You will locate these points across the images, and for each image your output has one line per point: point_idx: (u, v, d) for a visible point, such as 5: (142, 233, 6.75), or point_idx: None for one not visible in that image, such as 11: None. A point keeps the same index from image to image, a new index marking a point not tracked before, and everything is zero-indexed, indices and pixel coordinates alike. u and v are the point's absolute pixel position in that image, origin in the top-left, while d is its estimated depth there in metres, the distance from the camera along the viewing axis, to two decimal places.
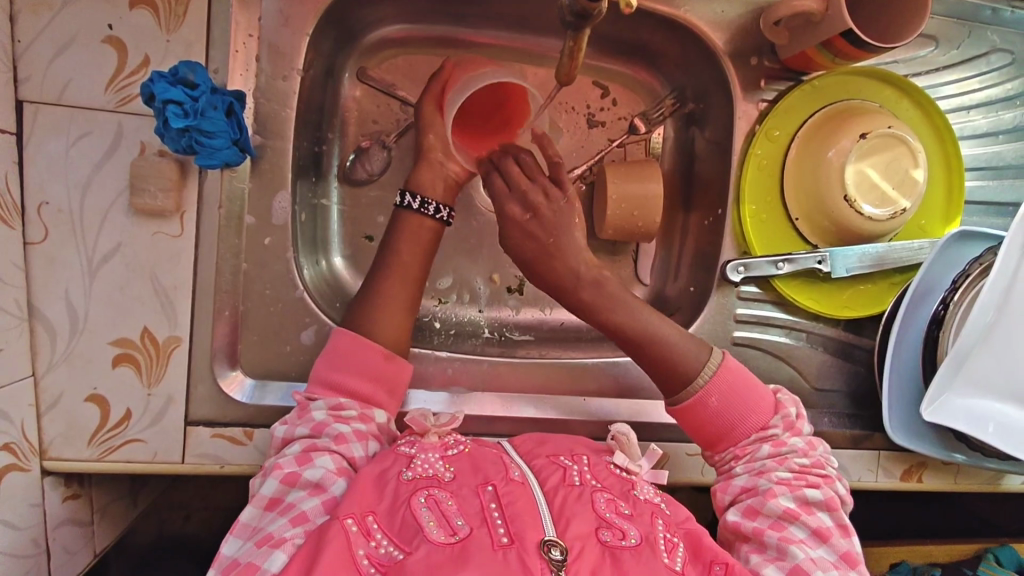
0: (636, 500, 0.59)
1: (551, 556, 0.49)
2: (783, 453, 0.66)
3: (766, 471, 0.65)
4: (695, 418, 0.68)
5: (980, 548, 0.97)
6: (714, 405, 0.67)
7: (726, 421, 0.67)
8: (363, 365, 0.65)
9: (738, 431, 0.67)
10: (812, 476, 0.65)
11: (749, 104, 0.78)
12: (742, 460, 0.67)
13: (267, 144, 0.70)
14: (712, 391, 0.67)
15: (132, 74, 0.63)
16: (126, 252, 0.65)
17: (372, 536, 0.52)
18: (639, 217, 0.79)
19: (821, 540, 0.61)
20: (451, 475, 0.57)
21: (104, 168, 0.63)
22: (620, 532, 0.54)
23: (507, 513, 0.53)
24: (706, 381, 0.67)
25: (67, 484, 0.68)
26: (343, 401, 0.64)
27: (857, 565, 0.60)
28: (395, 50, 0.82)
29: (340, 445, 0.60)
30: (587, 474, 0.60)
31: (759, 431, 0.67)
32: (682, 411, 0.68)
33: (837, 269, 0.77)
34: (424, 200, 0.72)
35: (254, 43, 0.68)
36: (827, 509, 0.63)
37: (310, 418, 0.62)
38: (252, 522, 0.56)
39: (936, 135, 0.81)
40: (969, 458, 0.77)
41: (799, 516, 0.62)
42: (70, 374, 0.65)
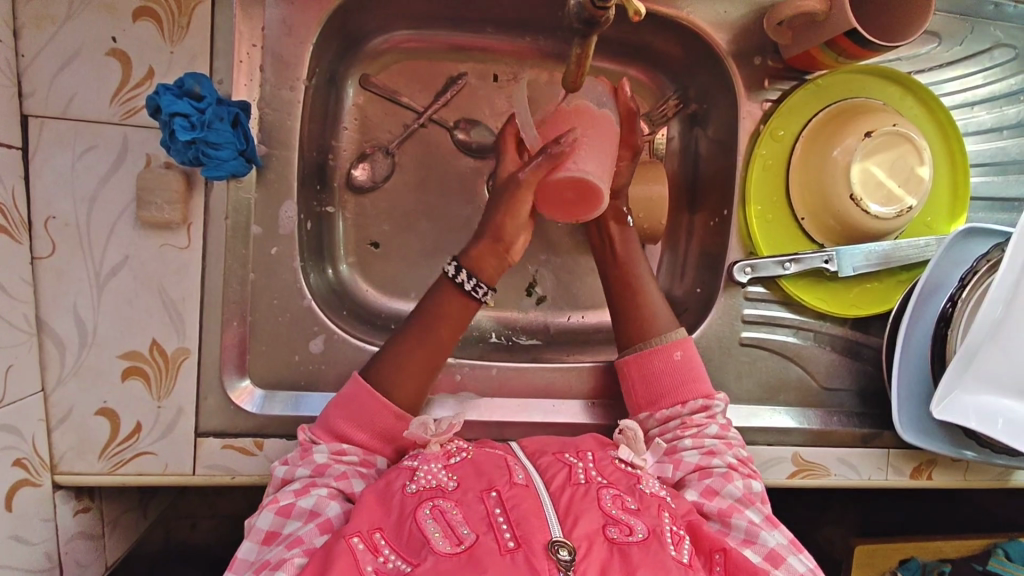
0: (643, 493, 0.59)
1: (560, 557, 0.48)
2: (728, 440, 0.67)
3: (716, 452, 0.65)
4: (651, 365, 0.70)
5: (990, 542, 0.97)
6: (677, 359, 0.70)
7: (678, 379, 0.70)
8: (371, 420, 0.64)
9: (686, 393, 0.69)
10: (749, 469, 0.66)
11: (753, 104, 0.78)
12: (690, 434, 0.67)
13: (273, 153, 0.70)
14: (678, 346, 0.71)
15: (137, 86, 0.63)
16: (133, 264, 0.65)
17: (379, 552, 0.51)
18: (644, 219, 0.80)
19: (774, 523, 0.61)
20: (455, 483, 0.57)
21: (110, 181, 0.63)
22: (628, 529, 0.52)
23: (513, 516, 0.52)
24: (676, 338, 0.71)
25: (78, 497, 0.68)
26: (346, 446, 0.63)
27: (804, 550, 0.59)
28: (397, 57, 0.82)
29: (341, 480, 0.60)
30: (592, 470, 0.59)
31: (705, 399, 0.69)
32: (643, 356, 0.71)
33: (845, 268, 0.77)
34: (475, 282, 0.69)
35: (258, 53, 0.68)
36: (764, 500, 0.64)
37: (312, 459, 0.62)
38: (250, 557, 0.56)
39: (940, 132, 0.81)
40: (979, 455, 0.77)
41: (753, 501, 0.62)
42: (79, 387, 0.65)
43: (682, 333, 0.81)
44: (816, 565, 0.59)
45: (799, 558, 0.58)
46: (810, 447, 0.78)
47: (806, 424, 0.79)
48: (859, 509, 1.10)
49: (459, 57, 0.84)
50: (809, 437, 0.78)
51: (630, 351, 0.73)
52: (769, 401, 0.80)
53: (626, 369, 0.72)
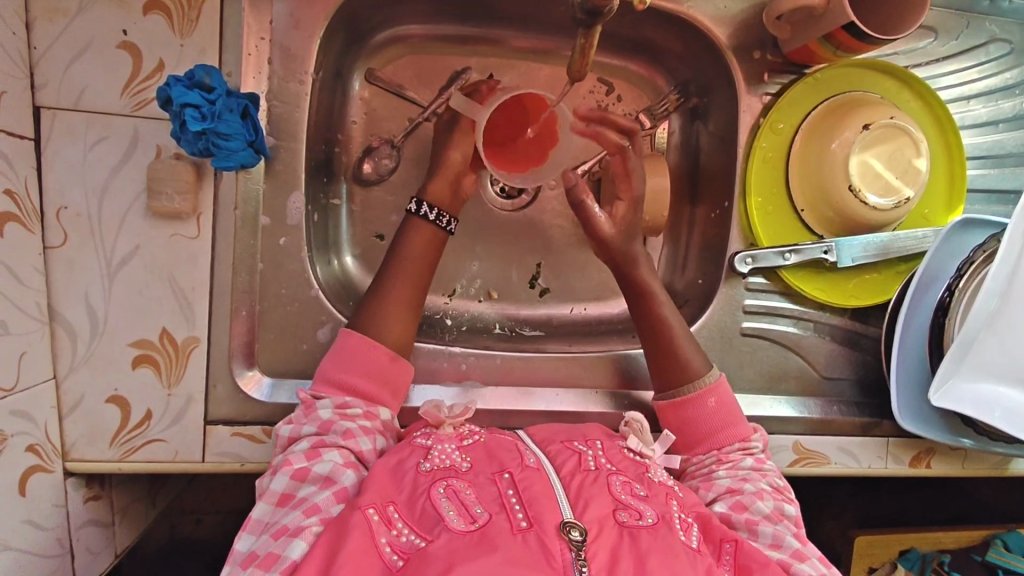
0: (651, 482, 0.60)
1: (571, 537, 0.49)
2: (765, 471, 0.68)
3: (750, 478, 0.66)
4: (686, 412, 0.71)
5: (988, 533, 0.99)
6: (711, 406, 0.70)
7: (713, 424, 0.70)
8: (367, 365, 0.66)
9: (721, 437, 0.69)
10: (788, 496, 0.67)
11: (753, 97, 0.79)
12: (725, 466, 0.68)
13: (281, 145, 0.71)
14: (711, 393, 0.70)
15: (148, 78, 0.64)
16: (144, 253, 0.65)
17: (392, 525, 0.52)
18: (647, 211, 0.81)
19: (804, 539, 0.61)
20: (468, 465, 0.58)
21: (121, 172, 0.64)
22: (637, 514, 0.53)
23: (526, 497, 0.53)
24: (709, 384, 0.71)
25: (89, 485, 0.69)
26: (349, 399, 0.65)
27: (836, 563, 0.60)
28: (401, 51, 0.83)
29: (348, 439, 0.61)
30: (602, 458, 0.61)
31: (741, 442, 0.69)
32: (677, 403, 0.71)
33: (843, 259, 0.79)
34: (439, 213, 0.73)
35: (266, 45, 0.69)
36: (799, 521, 0.64)
37: (317, 416, 0.62)
38: (263, 518, 0.56)
39: (937, 125, 0.82)
40: (976, 443, 0.78)
41: (780, 520, 0.63)
42: (90, 375, 0.65)
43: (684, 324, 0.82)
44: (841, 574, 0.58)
45: (827, 563, 0.58)
46: (811, 436, 0.79)
47: (807, 413, 0.79)
48: (859, 503, 1.11)
49: (463, 53, 0.85)
50: (810, 427, 0.79)
51: (662, 395, 0.72)
52: (769, 391, 0.81)
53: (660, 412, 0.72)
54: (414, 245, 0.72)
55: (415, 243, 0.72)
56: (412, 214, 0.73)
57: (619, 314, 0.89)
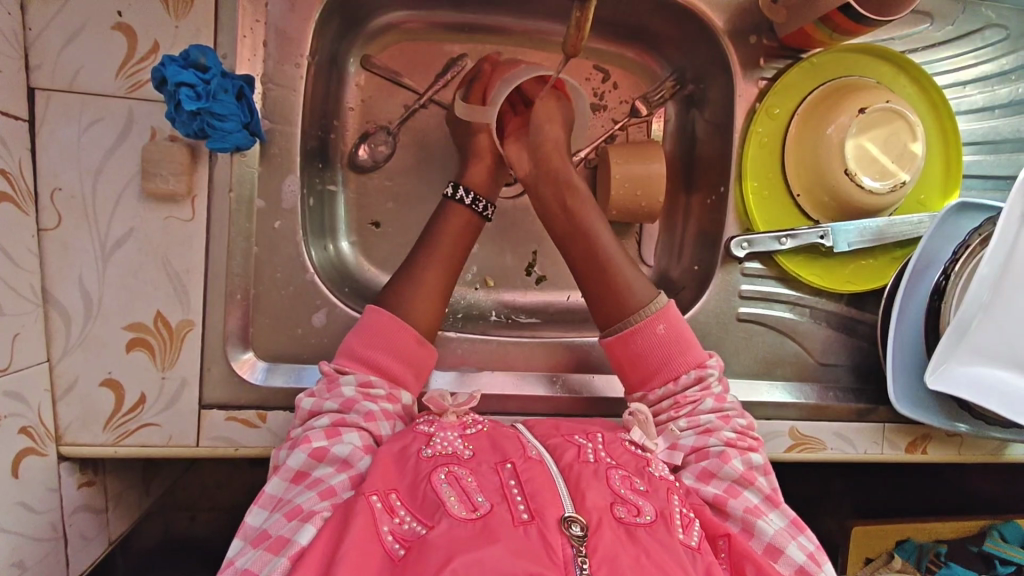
0: (652, 476, 0.58)
1: (572, 531, 0.48)
2: (726, 411, 0.66)
3: (712, 430, 0.64)
4: (635, 345, 0.69)
5: (985, 523, 0.99)
6: (662, 332, 0.68)
7: (667, 353, 0.68)
8: (393, 344, 0.65)
9: (674, 366, 0.68)
10: (750, 440, 0.65)
11: (749, 82, 0.79)
12: (685, 413, 0.66)
13: (276, 128, 0.71)
14: (660, 319, 0.69)
15: (143, 60, 0.64)
16: (138, 236, 0.65)
17: (395, 513, 0.51)
18: (643, 197, 0.81)
19: (773, 505, 0.61)
20: (470, 453, 0.57)
21: (115, 154, 0.64)
22: (635, 509, 0.52)
23: (527, 488, 0.51)
24: (656, 310, 0.69)
25: (82, 470, 0.69)
26: (373, 377, 0.64)
27: (805, 529, 0.60)
28: (398, 37, 0.83)
29: (369, 422, 0.61)
30: (601, 452, 0.59)
31: (697, 370, 0.68)
32: (627, 337, 0.69)
33: (840, 244, 0.78)
34: (475, 198, 0.75)
35: (261, 28, 0.69)
36: (763, 472, 0.64)
37: (340, 393, 0.62)
38: (276, 493, 0.56)
39: (933, 110, 0.82)
40: (972, 427, 0.78)
41: (752, 482, 0.62)
42: (84, 358, 0.65)
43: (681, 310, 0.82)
44: (819, 545, 0.59)
45: (797, 542, 0.58)
46: (807, 421, 0.79)
47: (803, 399, 0.79)
48: (856, 493, 1.11)
49: (460, 39, 0.85)
50: (806, 412, 0.79)
51: (613, 331, 0.70)
52: (765, 376, 0.81)
53: (611, 352, 0.71)
54: (416, 236, 0.72)
55: (454, 228, 0.73)
56: (451, 199, 0.75)
57: None
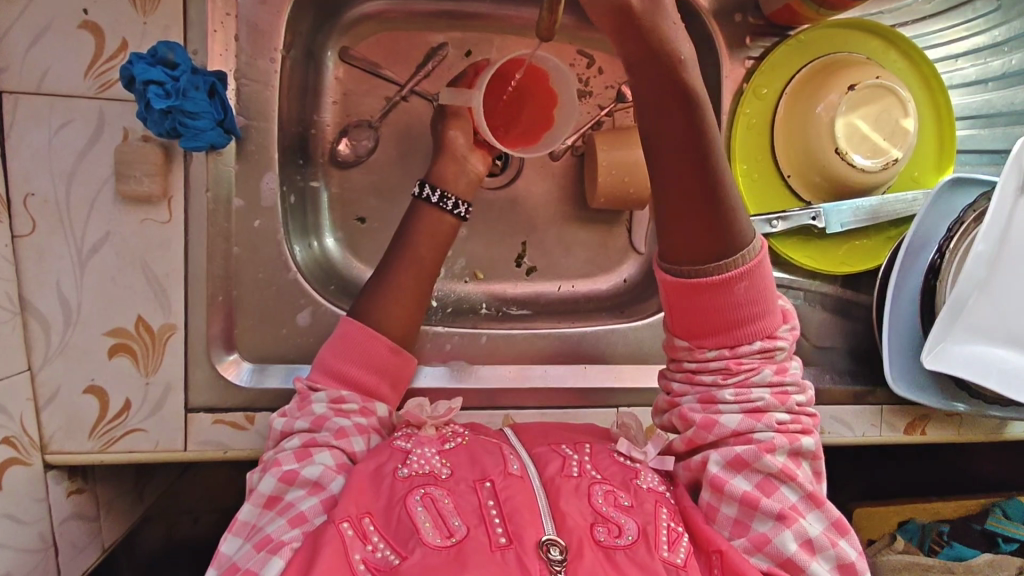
0: (639, 488, 0.57)
1: (550, 556, 0.48)
2: (784, 387, 0.58)
3: (762, 412, 0.57)
4: (706, 298, 0.56)
5: (988, 502, 0.98)
6: (741, 291, 0.56)
7: (735, 316, 0.57)
8: (369, 357, 0.64)
9: (742, 332, 0.57)
10: (804, 420, 0.59)
11: (736, 63, 0.78)
12: (735, 382, 0.58)
13: (252, 125, 0.69)
14: (745, 277, 0.56)
15: (111, 58, 0.62)
16: (115, 240, 0.64)
17: (368, 539, 0.50)
18: (630, 183, 0.79)
19: (815, 502, 0.57)
20: (448, 471, 0.55)
21: (87, 157, 0.63)
22: (616, 529, 0.52)
23: (505, 509, 0.51)
24: (747, 262, 0.56)
25: (72, 478, 0.68)
26: (345, 394, 0.62)
27: (847, 532, 0.56)
28: (375, 27, 0.81)
29: (340, 439, 0.59)
30: (588, 464, 0.58)
31: (764, 340, 0.58)
32: (697, 287, 0.56)
33: (832, 225, 0.78)
34: (443, 195, 0.72)
35: (232, 22, 0.67)
36: (812, 458, 0.59)
37: (311, 411, 0.61)
38: (249, 520, 0.55)
39: (925, 85, 0.80)
40: (971, 407, 0.77)
41: (793, 476, 0.56)
42: (66, 366, 0.64)
43: None
44: (860, 549, 0.56)
45: (831, 550, 0.55)
46: None
47: None
48: (857, 475, 1.10)
49: (440, 27, 0.83)
50: None
51: (677, 272, 0.56)
52: None
53: (668, 291, 0.58)
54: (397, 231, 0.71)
55: (425, 228, 0.70)
56: (420, 199, 0.72)
57: (608, 290, 0.88)
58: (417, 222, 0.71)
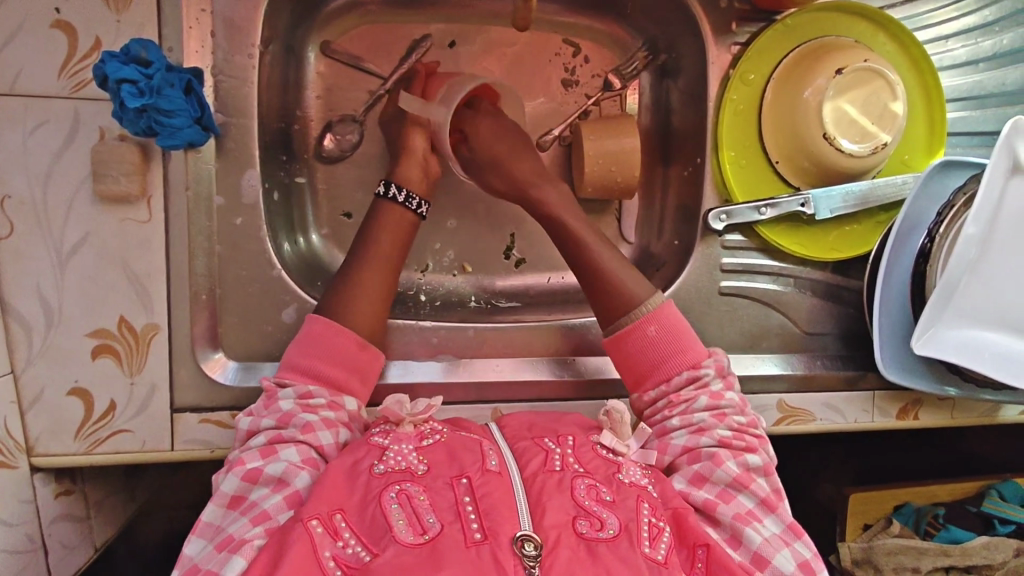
0: (622, 484, 0.57)
1: (525, 551, 0.47)
2: (721, 408, 0.65)
3: (706, 429, 0.64)
4: (627, 344, 0.68)
5: (983, 484, 0.98)
6: (652, 333, 0.68)
7: (656, 355, 0.68)
8: (334, 351, 0.64)
9: (668, 367, 0.67)
10: (749, 438, 0.64)
11: (722, 48, 0.77)
12: (678, 412, 0.65)
13: (230, 121, 0.68)
14: (651, 321, 0.68)
15: (85, 57, 0.62)
16: (94, 240, 0.63)
17: (339, 536, 0.50)
18: (617, 172, 0.78)
19: (769, 508, 0.60)
20: (425, 468, 0.55)
21: (63, 157, 0.62)
22: (598, 523, 0.51)
23: (482, 506, 0.50)
24: (650, 311, 0.69)
25: (60, 480, 0.68)
26: (312, 389, 0.62)
27: (802, 535, 0.59)
28: (356, 20, 0.80)
29: (308, 434, 0.59)
30: (570, 458, 0.57)
31: (691, 371, 0.67)
32: (619, 338, 0.69)
33: (821, 211, 0.77)
34: (408, 194, 0.72)
35: (208, 18, 0.66)
36: (764, 473, 0.63)
37: (278, 408, 0.60)
38: (214, 521, 0.55)
39: (915, 68, 0.79)
40: (962, 391, 0.77)
41: (747, 484, 0.61)
42: (49, 368, 0.64)
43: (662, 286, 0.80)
44: (816, 551, 0.58)
45: (790, 549, 0.57)
46: (796, 394, 0.77)
47: (790, 370, 0.78)
48: (853, 461, 1.10)
49: (423, 18, 0.81)
50: (792, 383, 0.78)
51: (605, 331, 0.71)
52: (752, 349, 0.79)
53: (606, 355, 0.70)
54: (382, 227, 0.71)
55: (389, 227, 0.71)
56: (382, 197, 0.72)
57: None
58: (377, 221, 0.71)
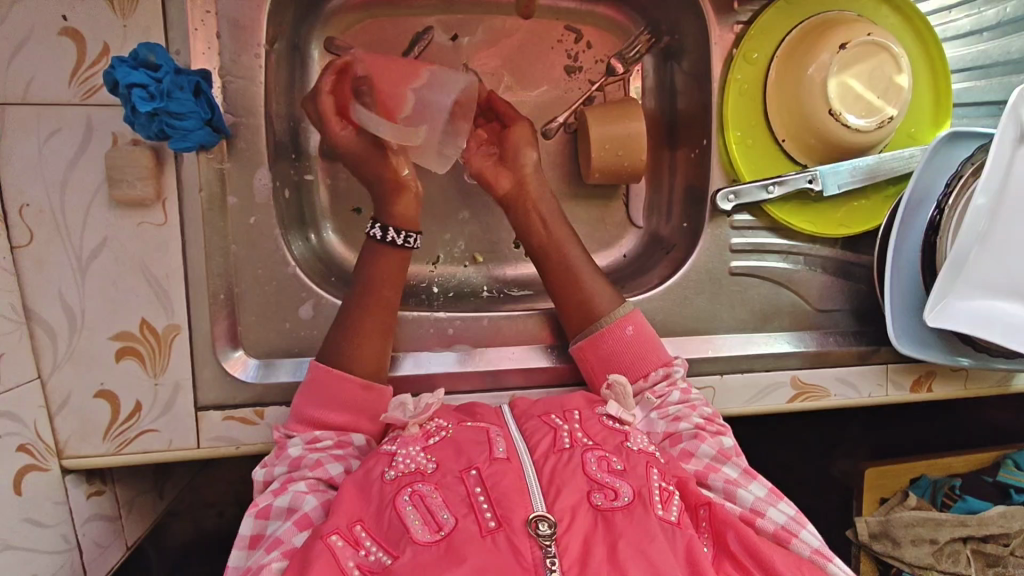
0: (631, 451, 0.58)
1: (539, 531, 0.48)
2: (693, 401, 0.68)
3: (682, 415, 0.66)
4: (605, 346, 0.70)
5: (999, 455, 0.99)
6: (629, 335, 0.70)
7: (633, 354, 0.70)
8: (337, 398, 0.65)
9: (646, 365, 0.69)
10: (720, 425, 0.67)
11: (724, 28, 0.77)
12: (655, 405, 0.67)
13: (240, 122, 0.69)
14: (627, 323, 0.71)
15: (95, 64, 0.62)
16: (113, 245, 0.64)
17: (360, 545, 0.51)
18: (624, 156, 0.79)
19: (752, 476, 0.62)
20: (434, 465, 0.56)
21: (79, 164, 0.63)
22: (613, 493, 0.53)
23: (494, 495, 0.51)
24: (623, 313, 0.71)
25: (90, 480, 0.70)
26: (318, 433, 0.64)
27: (784, 496, 0.61)
28: (358, 15, 0.80)
29: (317, 469, 0.61)
30: (579, 432, 0.59)
31: (664, 368, 0.69)
32: (595, 340, 0.70)
33: (829, 187, 0.77)
34: (397, 231, 0.72)
35: (212, 19, 0.66)
36: (739, 453, 0.65)
37: (287, 455, 0.62)
38: (239, 564, 0.57)
39: (918, 39, 0.79)
40: (975, 361, 0.77)
41: (729, 456, 0.63)
42: (75, 372, 0.65)
43: (673, 268, 0.81)
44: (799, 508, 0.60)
45: (778, 508, 0.59)
46: (808, 370, 0.79)
47: (804, 347, 0.79)
48: (868, 435, 1.11)
49: (423, 11, 0.82)
50: (805, 360, 0.78)
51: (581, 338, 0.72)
52: (764, 328, 0.79)
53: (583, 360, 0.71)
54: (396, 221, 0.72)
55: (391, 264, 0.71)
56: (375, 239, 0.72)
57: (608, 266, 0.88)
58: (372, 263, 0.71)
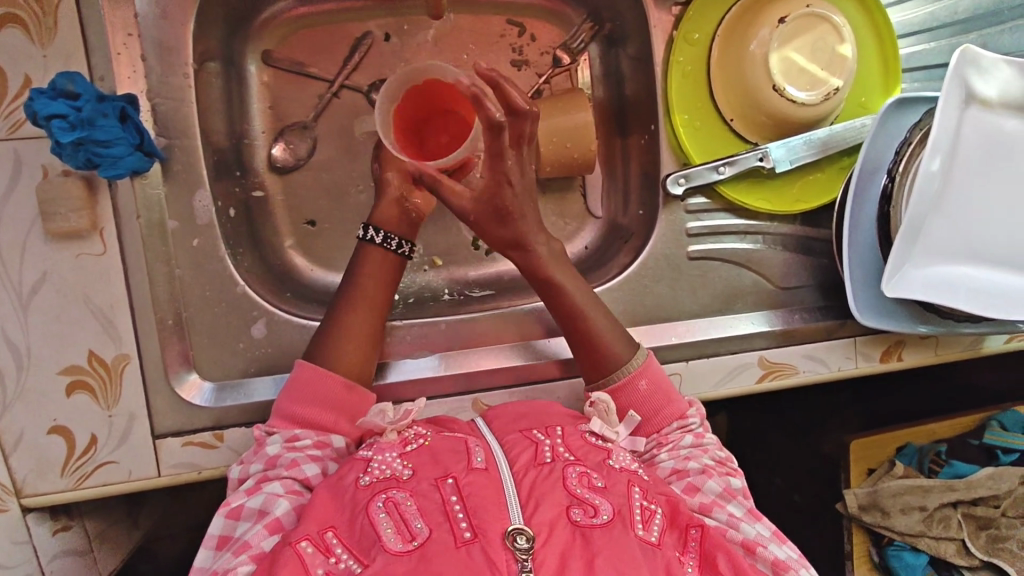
0: (612, 469, 0.57)
1: (517, 544, 0.47)
2: (704, 445, 0.67)
3: (692, 457, 0.65)
4: (620, 402, 0.68)
5: (982, 417, 0.98)
6: (643, 389, 0.67)
7: (649, 408, 0.68)
8: (320, 396, 0.64)
9: (661, 419, 0.68)
10: (729, 468, 0.66)
11: (662, 11, 0.76)
12: (666, 449, 0.66)
13: (174, 144, 0.68)
14: (641, 377, 0.68)
15: (17, 97, 0.61)
16: (53, 279, 0.63)
17: (331, 552, 0.50)
18: (573, 147, 0.78)
19: (756, 517, 0.61)
20: (410, 472, 0.56)
21: (10, 200, 0.62)
22: (592, 509, 0.51)
23: (469, 504, 0.50)
24: (636, 367, 0.68)
25: (55, 517, 0.69)
26: (298, 432, 0.63)
27: (786, 540, 0.60)
28: (293, 26, 0.79)
29: (292, 469, 0.60)
30: (560, 447, 0.58)
31: (680, 420, 0.68)
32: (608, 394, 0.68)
33: (781, 163, 0.76)
34: (386, 235, 0.73)
35: (136, 42, 0.65)
36: (745, 496, 0.64)
37: (264, 453, 0.61)
38: (206, 565, 0.56)
39: (862, 7, 0.78)
40: (941, 327, 0.76)
41: (733, 495, 0.62)
42: (26, 410, 0.64)
43: (632, 256, 0.80)
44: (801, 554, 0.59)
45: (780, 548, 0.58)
46: (775, 349, 0.78)
47: (768, 326, 0.78)
48: (850, 407, 1.10)
49: (359, 16, 0.80)
50: (770, 339, 0.78)
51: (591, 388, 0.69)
52: (728, 310, 0.78)
53: None
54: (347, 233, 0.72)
55: (370, 270, 0.71)
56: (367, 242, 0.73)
57: None
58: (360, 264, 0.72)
